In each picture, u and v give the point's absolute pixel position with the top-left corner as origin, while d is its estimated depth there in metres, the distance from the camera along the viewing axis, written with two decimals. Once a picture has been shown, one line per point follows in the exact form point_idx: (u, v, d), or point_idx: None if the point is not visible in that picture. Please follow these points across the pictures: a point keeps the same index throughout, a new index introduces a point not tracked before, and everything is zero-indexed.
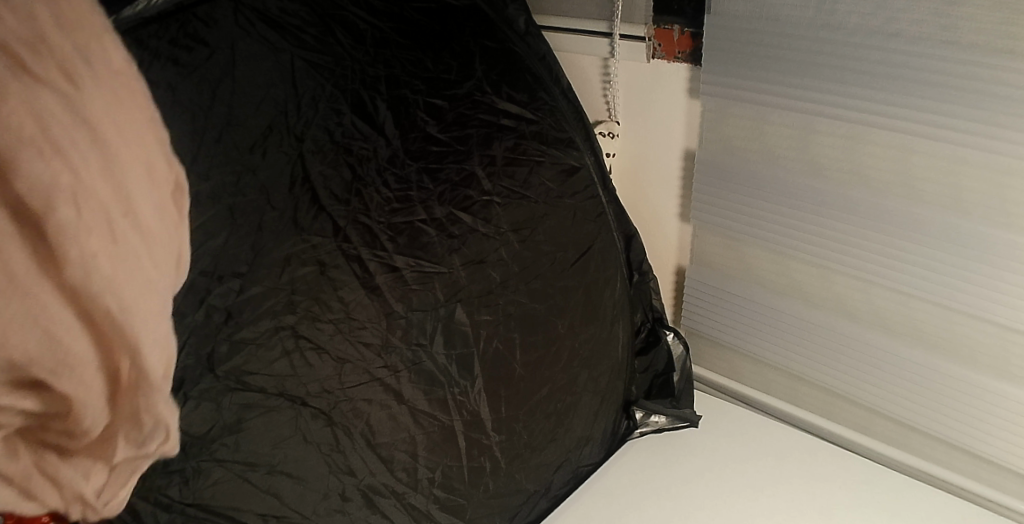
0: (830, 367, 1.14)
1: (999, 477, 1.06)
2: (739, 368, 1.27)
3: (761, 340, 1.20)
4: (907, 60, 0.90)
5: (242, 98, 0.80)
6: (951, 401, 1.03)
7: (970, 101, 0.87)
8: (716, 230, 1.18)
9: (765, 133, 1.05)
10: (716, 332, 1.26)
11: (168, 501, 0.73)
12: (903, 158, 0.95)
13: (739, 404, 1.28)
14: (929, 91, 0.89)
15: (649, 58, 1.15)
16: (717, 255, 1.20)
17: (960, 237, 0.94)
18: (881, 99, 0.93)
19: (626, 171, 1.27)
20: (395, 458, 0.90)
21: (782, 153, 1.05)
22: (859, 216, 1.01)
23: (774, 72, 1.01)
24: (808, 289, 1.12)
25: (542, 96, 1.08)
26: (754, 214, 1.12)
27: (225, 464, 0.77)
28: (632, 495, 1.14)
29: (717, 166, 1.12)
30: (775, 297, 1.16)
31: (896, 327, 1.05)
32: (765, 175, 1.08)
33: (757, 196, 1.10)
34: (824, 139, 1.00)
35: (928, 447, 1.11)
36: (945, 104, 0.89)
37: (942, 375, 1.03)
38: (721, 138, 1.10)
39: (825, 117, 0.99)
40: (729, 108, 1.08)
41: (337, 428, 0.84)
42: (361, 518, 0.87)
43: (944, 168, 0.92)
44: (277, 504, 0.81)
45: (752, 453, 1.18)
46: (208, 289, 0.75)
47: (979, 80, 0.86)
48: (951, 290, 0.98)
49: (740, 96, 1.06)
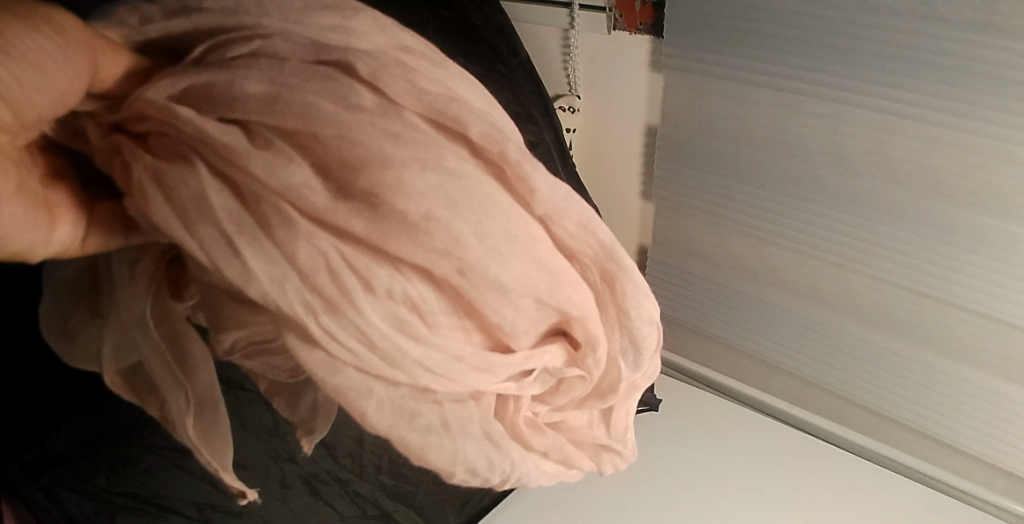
0: (805, 339, 1.15)
1: (972, 469, 1.10)
2: (715, 354, 1.31)
3: (736, 326, 1.23)
4: (886, 36, 0.87)
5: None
6: (912, 384, 1.06)
7: (954, 79, 0.85)
8: (694, 215, 1.18)
9: (744, 111, 1.03)
10: (695, 312, 1.27)
11: (96, 490, 0.75)
12: (883, 138, 0.93)
13: (712, 391, 1.33)
14: (911, 69, 0.87)
15: (610, 29, 1.13)
16: (698, 240, 1.20)
17: (936, 218, 0.93)
18: (858, 77, 0.91)
19: (586, 146, 1.27)
20: (339, 445, 0.95)
21: (760, 132, 1.03)
22: (834, 195, 1.00)
23: (759, 50, 0.98)
24: (786, 275, 1.13)
25: (498, 68, 1.10)
26: (734, 197, 1.11)
27: (158, 451, 0.79)
28: (598, 488, 1.21)
29: (697, 147, 1.11)
30: (749, 283, 1.18)
31: (871, 316, 1.06)
32: (744, 154, 1.07)
33: (734, 176, 1.10)
34: (802, 118, 0.98)
35: (899, 436, 1.15)
36: (925, 82, 0.87)
37: (923, 365, 1.04)
38: (702, 119, 1.09)
39: (805, 94, 0.97)
40: (706, 84, 1.06)
41: (277, 414, 0.88)
42: (304, 502, 0.95)
43: (924, 149, 0.90)
44: (214, 492, 0.85)
45: (722, 444, 1.25)
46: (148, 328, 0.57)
47: (967, 58, 0.83)
48: (930, 277, 0.97)
49: (718, 73, 1.04)
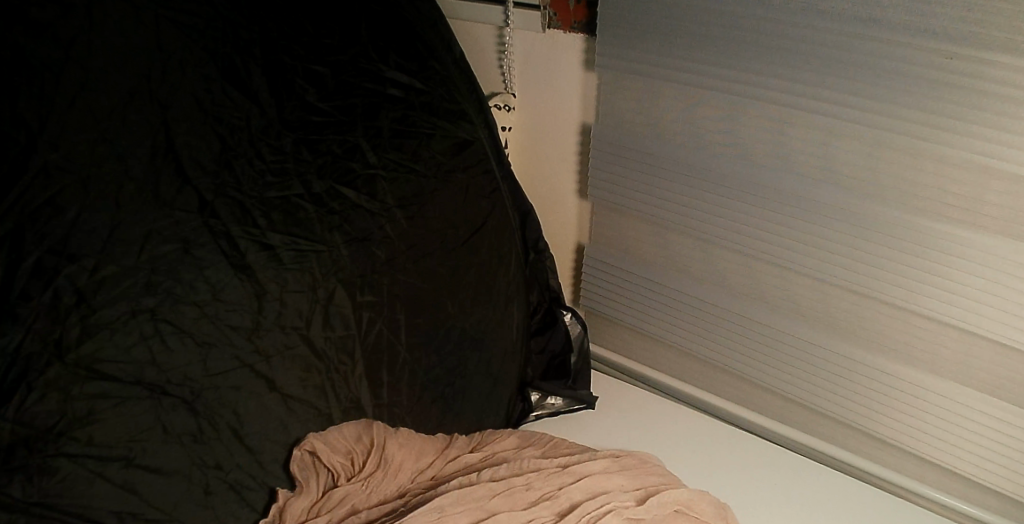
0: (735, 340, 1.27)
1: (903, 462, 1.19)
2: (654, 355, 1.41)
3: (689, 332, 1.32)
4: (832, 38, 1.00)
5: (30, 84, 0.82)
6: (867, 390, 1.15)
7: (903, 84, 0.97)
8: (641, 220, 1.30)
9: (688, 114, 1.17)
10: (648, 313, 1.36)
11: (9, 500, 0.78)
12: (828, 140, 1.06)
13: (657, 393, 1.41)
14: (845, 72, 1.01)
15: (544, 28, 1.28)
16: (648, 248, 1.32)
17: (867, 220, 1.05)
18: (814, 83, 1.04)
19: (519, 144, 1.42)
20: (264, 450, 0.99)
21: (705, 133, 1.17)
22: (781, 199, 1.12)
23: (737, 58, 1.09)
24: (729, 278, 1.24)
25: (431, 66, 1.14)
26: (689, 200, 1.22)
27: (75, 459, 0.83)
28: None
29: (647, 153, 1.24)
30: (717, 295, 1.26)
31: (814, 317, 1.18)
32: (694, 160, 1.19)
33: (691, 182, 1.21)
34: (749, 121, 1.12)
35: (836, 433, 1.24)
36: (854, 84, 1.01)
37: (890, 376, 1.12)
38: (642, 117, 1.23)
39: (752, 99, 1.10)
40: (618, 78, 1.23)
41: (258, 375, 0.97)
42: (228, 510, 0.95)
43: (866, 151, 1.03)
44: (135, 499, 0.87)
45: (672, 440, 1.28)
46: (161, 335, 0.88)
47: (887, 59, 0.97)
48: (867, 277, 1.08)
49: (679, 78, 1.16)
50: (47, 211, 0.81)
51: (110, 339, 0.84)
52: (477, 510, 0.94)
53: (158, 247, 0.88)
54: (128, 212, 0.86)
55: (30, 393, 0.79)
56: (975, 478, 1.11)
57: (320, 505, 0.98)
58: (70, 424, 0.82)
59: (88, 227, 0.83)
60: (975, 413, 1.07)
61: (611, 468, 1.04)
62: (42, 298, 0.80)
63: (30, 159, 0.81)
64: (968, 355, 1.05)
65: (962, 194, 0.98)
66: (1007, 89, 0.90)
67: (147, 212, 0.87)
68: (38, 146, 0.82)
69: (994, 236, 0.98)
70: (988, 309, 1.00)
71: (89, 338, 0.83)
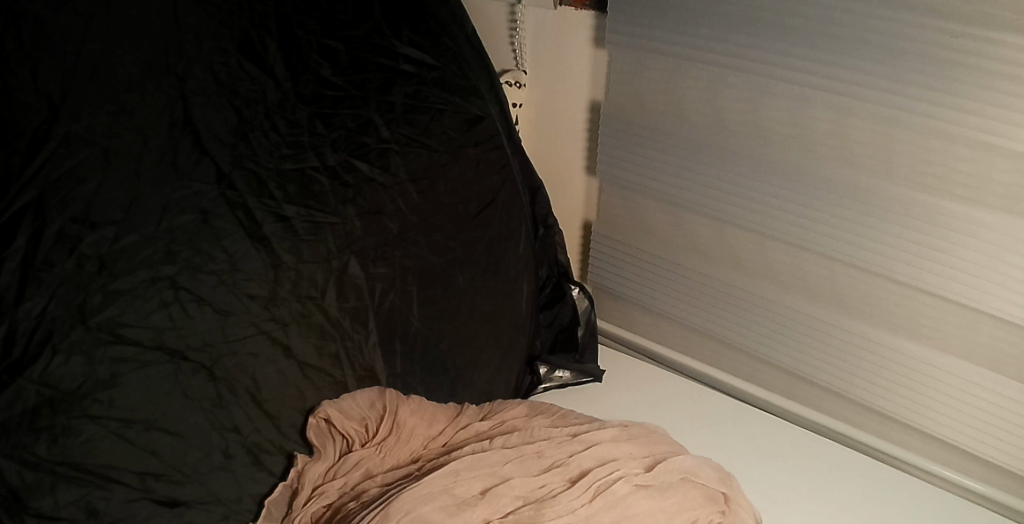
0: (742, 314, 1.29)
1: (903, 436, 1.21)
2: (663, 330, 1.43)
3: (696, 307, 1.35)
4: (840, 16, 1.02)
5: (52, 58, 0.84)
6: (872, 363, 1.17)
7: (911, 63, 0.98)
8: (650, 196, 1.32)
9: (702, 91, 1.19)
10: (657, 288, 1.38)
11: (35, 458, 0.82)
12: (842, 117, 1.06)
13: (662, 366, 1.44)
14: (853, 50, 1.02)
15: (556, 5, 1.30)
16: (655, 223, 1.33)
17: (871, 197, 1.07)
18: (824, 61, 1.05)
19: (530, 119, 1.45)
20: (281, 414, 1.02)
21: (716, 110, 1.18)
22: (793, 175, 1.14)
23: (745, 36, 1.11)
24: (738, 254, 1.26)
25: (444, 42, 1.16)
26: (696, 177, 1.24)
27: (99, 421, 0.86)
28: None
29: (657, 129, 1.26)
30: (727, 270, 1.29)
31: (818, 291, 1.20)
32: (705, 137, 1.21)
33: (699, 159, 1.23)
34: (767, 98, 1.12)
35: (840, 409, 1.26)
36: (864, 61, 1.02)
37: (889, 349, 1.15)
38: (658, 94, 1.23)
39: (766, 76, 1.11)
40: (630, 54, 1.24)
41: (276, 341, 1.01)
42: (247, 473, 0.99)
43: (877, 130, 1.04)
44: (155, 461, 0.91)
45: (678, 412, 1.31)
46: (179, 300, 0.92)
47: (894, 36, 0.98)
48: (872, 254, 1.10)
49: (689, 56, 1.18)
50: (70, 179, 0.84)
51: (132, 304, 0.88)
52: (490, 475, 0.97)
53: (177, 217, 0.91)
54: (148, 182, 0.89)
55: (57, 356, 0.83)
56: (973, 452, 1.13)
57: (335, 470, 1.02)
58: (94, 386, 0.86)
59: (109, 196, 0.87)
60: (975, 388, 1.09)
61: (621, 437, 1.07)
62: (67, 266, 0.84)
63: (52, 130, 0.83)
64: (970, 331, 1.08)
65: (967, 172, 0.99)
66: (1009, 69, 0.92)
67: (166, 182, 0.91)
68: (60, 117, 0.84)
69: (998, 215, 0.99)
70: (989, 286, 1.02)
71: (110, 303, 0.86)
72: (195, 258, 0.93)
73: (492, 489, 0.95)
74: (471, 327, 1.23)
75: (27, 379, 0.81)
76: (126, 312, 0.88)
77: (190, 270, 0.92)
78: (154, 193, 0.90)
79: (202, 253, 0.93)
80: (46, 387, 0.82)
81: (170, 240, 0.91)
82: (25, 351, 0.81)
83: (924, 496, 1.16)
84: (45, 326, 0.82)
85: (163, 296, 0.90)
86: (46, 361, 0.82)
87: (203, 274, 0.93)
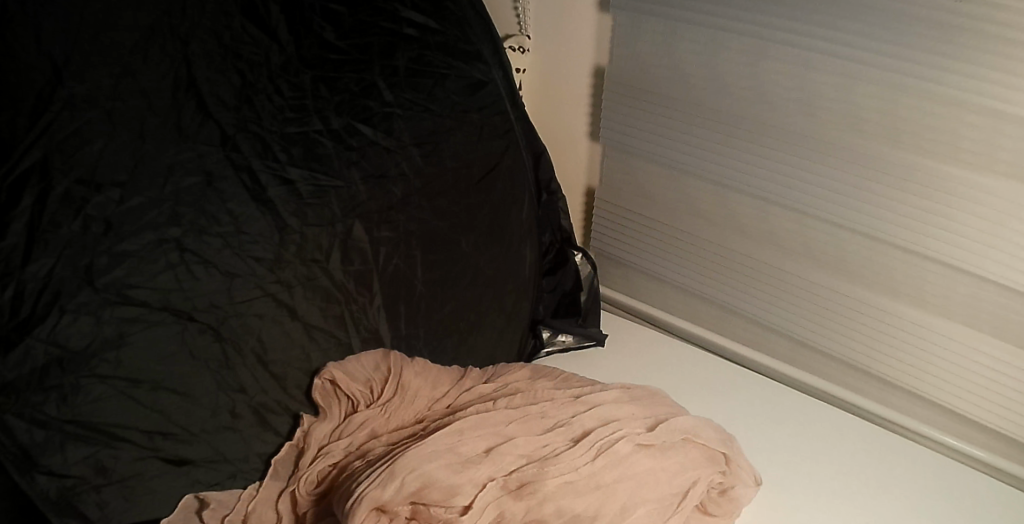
0: (744, 280, 1.30)
1: (901, 401, 1.23)
2: (666, 295, 1.44)
3: (698, 273, 1.36)
4: None
5: (53, 18, 0.82)
6: (873, 328, 1.18)
7: (918, 28, 0.98)
8: (653, 162, 1.32)
9: (707, 55, 1.18)
10: (660, 254, 1.40)
11: (45, 417, 0.84)
12: (846, 82, 1.06)
13: (663, 331, 1.45)
14: (861, 14, 1.01)
15: None
16: (659, 189, 1.34)
17: (874, 163, 1.08)
18: (831, 25, 1.04)
19: (534, 84, 1.44)
20: (286, 375, 1.04)
21: (721, 75, 1.18)
22: (798, 140, 1.14)
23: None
24: (741, 221, 1.26)
25: (447, 7, 1.15)
26: (701, 143, 1.24)
27: (107, 380, 0.88)
28: None
29: (662, 94, 1.25)
30: (730, 236, 1.29)
31: (820, 257, 1.20)
32: (710, 102, 1.21)
33: (704, 125, 1.22)
34: (771, 63, 1.12)
35: (840, 374, 1.28)
36: (872, 26, 1.01)
37: (889, 314, 1.16)
38: (662, 58, 1.23)
39: (773, 40, 1.11)
40: (635, 18, 1.23)
41: (282, 303, 1.01)
42: (253, 432, 1.01)
43: (883, 95, 1.04)
44: (162, 420, 0.92)
45: (678, 377, 1.33)
46: (185, 261, 0.92)
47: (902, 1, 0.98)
48: (875, 220, 1.11)
49: (695, 20, 1.17)
50: (74, 141, 0.84)
51: (138, 265, 0.89)
52: (494, 434, 0.99)
53: (182, 179, 0.92)
54: (152, 144, 0.89)
55: (64, 317, 0.84)
56: (970, 415, 1.15)
57: (341, 430, 1.04)
58: (100, 346, 0.87)
59: (114, 158, 0.87)
60: (973, 353, 1.11)
61: (623, 398, 1.09)
62: (73, 227, 0.84)
63: (56, 91, 0.83)
64: (972, 296, 1.08)
65: (974, 138, 0.99)
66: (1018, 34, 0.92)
67: (170, 144, 0.91)
68: (63, 78, 0.83)
69: (1002, 181, 1.00)
70: (989, 252, 1.03)
71: (117, 264, 0.87)
72: (200, 219, 0.93)
73: (495, 448, 0.96)
74: (474, 291, 1.23)
75: (36, 339, 0.82)
76: (133, 273, 0.88)
77: (196, 232, 0.93)
78: (158, 155, 0.90)
79: (207, 215, 0.94)
80: (54, 347, 0.84)
81: (175, 203, 0.91)
82: (32, 311, 0.82)
83: (920, 459, 1.18)
84: (52, 287, 0.83)
85: (168, 258, 0.91)
86: (54, 321, 0.83)
87: (208, 236, 0.94)
